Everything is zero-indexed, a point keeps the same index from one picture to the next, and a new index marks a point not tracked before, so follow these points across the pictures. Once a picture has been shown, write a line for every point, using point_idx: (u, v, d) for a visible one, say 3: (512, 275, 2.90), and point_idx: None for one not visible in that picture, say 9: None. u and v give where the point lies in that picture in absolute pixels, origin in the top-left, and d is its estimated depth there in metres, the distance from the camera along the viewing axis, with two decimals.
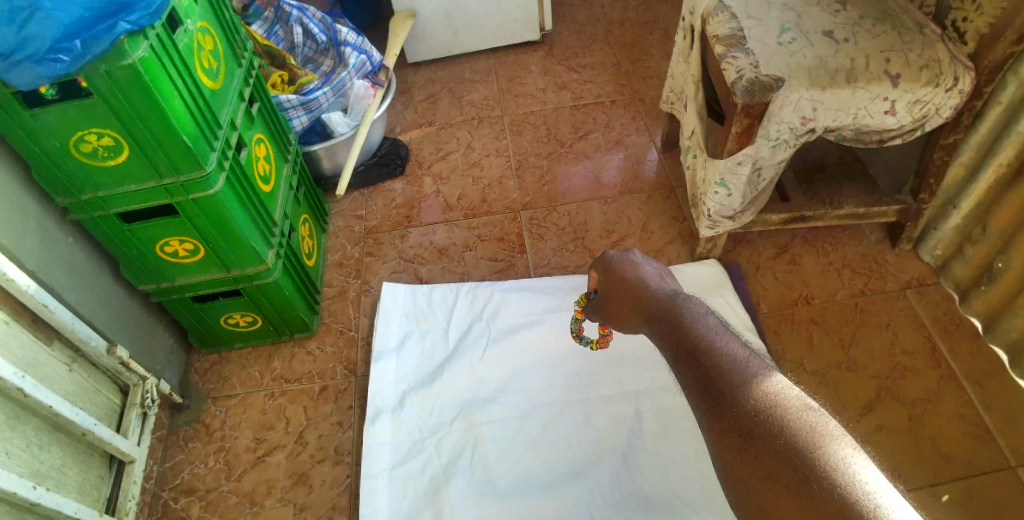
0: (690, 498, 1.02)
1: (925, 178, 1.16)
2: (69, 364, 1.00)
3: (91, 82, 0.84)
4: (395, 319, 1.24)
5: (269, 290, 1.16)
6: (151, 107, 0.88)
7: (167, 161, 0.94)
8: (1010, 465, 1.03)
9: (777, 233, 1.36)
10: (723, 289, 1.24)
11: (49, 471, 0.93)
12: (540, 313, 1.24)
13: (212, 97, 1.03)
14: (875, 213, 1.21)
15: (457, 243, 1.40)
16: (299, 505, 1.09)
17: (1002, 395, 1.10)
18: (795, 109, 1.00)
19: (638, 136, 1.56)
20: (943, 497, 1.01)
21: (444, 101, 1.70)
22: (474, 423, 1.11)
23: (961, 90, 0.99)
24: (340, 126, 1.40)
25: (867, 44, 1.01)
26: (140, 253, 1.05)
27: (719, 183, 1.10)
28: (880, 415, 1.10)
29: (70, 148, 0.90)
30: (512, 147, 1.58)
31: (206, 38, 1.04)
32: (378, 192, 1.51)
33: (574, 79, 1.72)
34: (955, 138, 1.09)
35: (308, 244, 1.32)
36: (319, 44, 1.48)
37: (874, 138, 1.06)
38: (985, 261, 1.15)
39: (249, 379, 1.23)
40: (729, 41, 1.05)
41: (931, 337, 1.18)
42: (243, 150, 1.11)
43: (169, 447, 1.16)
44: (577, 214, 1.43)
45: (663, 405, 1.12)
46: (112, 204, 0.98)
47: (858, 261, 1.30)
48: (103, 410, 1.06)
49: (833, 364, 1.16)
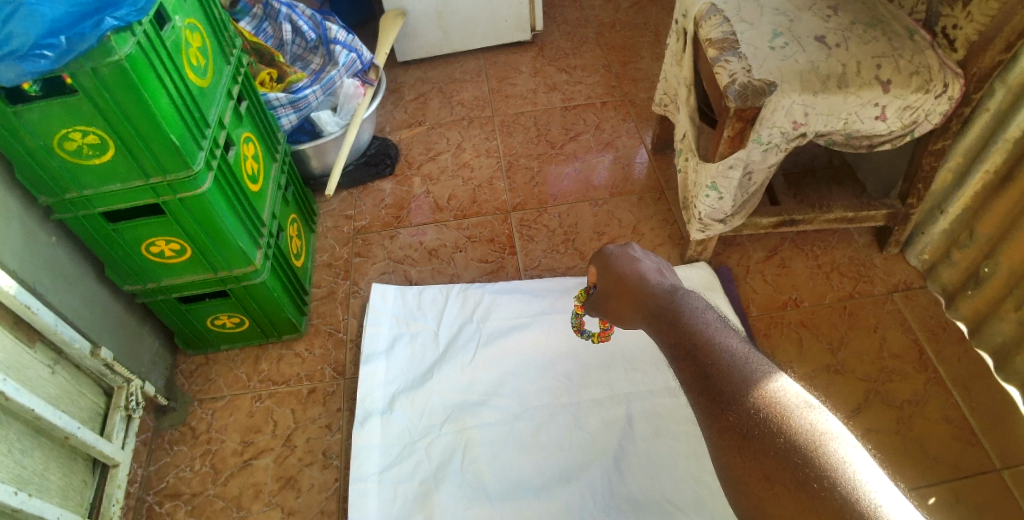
0: (680, 500, 1.02)
1: (914, 183, 1.17)
2: (53, 366, 0.99)
3: (76, 80, 0.82)
4: (384, 321, 1.23)
5: (256, 292, 1.15)
6: (138, 104, 0.87)
7: (154, 160, 0.92)
8: (996, 467, 1.04)
9: (766, 237, 1.37)
10: (713, 292, 1.24)
11: (32, 475, 0.91)
12: (531, 314, 1.24)
13: (200, 95, 1.02)
14: (863, 217, 1.22)
15: (447, 244, 1.39)
16: (287, 509, 1.08)
17: (988, 398, 1.11)
18: (787, 114, 1.00)
19: (628, 138, 1.56)
20: (930, 500, 1.02)
21: (434, 101, 1.69)
22: (465, 426, 1.11)
23: (951, 96, 1.00)
24: (330, 125, 1.39)
25: (858, 49, 1.02)
26: (125, 253, 1.03)
27: (710, 187, 1.10)
28: (869, 418, 1.11)
29: (54, 146, 0.88)
30: (502, 147, 1.57)
31: (194, 36, 1.03)
32: (367, 192, 1.50)
33: (564, 81, 1.71)
34: (944, 144, 1.10)
35: (297, 245, 1.31)
36: (308, 43, 1.46)
37: (863, 144, 1.07)
38: (973, 265, 1.16)
39: (236, 381, 1.22)
40: (722, 45, 1.05)
41: (918, 340, 1.19)
42: (231, 149, 1.10)
43: (154, 450, 1.15)
44: (567, 215, 1.42)
45: (653, 407, 1.12)
46: (97, 203, 0.96)
47: (846, 264, 1.31)
48: (86, 413, 1.04)
49: (822, 367, 1.17)
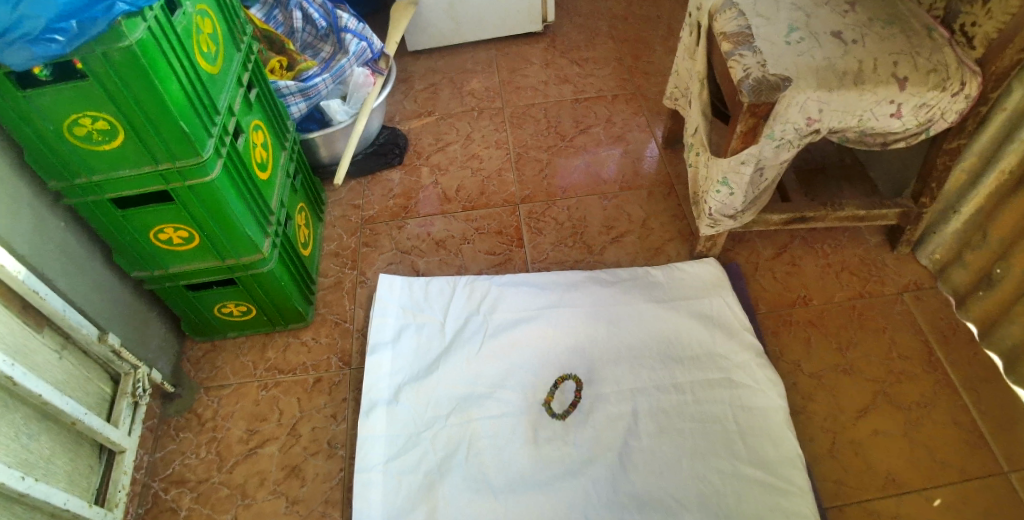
0: (685, 498, 1.02)
1: (927, 182, 1.15)
2: (60, 351, 0.99)
3: (86, 64, 0.82)
4: (391, 312, 1.23)
5: (264, 280, 1.15)
6: (147, 90, 0.86)
7: (164, 147, 0.92)
8: (1003, 471, 1.03)
9: (776, 234, 1.35)
10: (721, 289, 1.23)
11: (38, 460, 0.91)
12: (538, 307, 1.23)
13: (210, 82, 1.01)
14: (875, 216, 1.21)
15: (454, 236, 1.39)
16: (291, 498, 1.08)
17: (997, 401, 1.10)
18: (801, 110, 0.99)
19: (639, 131, 1.55)
20: (936, 502, 1.02)
21: (444, 91, 1.68)
22: (470, 418, 1.11)
23: (968, 94, 0.99)
24: (339, 114, 1.39)
25: (875, 46, 1.01)
26: (134, 239, 1.03)
27: (721, 182, 1.09)
28: (876, 418, 1.10)
29: (64, 132, 0.88)
30: (511, 139, 1.56)
31: (205, 22, 1.02)
32: (376, 182, 1.49)
33: (576, 73, 1.70)
34: (959, 143, 1.09)
35: (304, 234, 1.31)
36: (319, 31, 1.45)
37: (876, 142, 1.06)
38: (984, 267, 1.15)
39: (242, 369, 1.22)
40: (737, 39, 1.03)
41: (927, 341, 1.18)
42: (240, 137, 1.09)
43: (160, 437, 1.15)
44: (576, 209, 1.42)
45: (660, 404, 1.11)
46: (106, 189, 0.96)
47: (856, 263, 1.30)
48: (93, 399, 1.04)
49: (830, 366, 1.16)
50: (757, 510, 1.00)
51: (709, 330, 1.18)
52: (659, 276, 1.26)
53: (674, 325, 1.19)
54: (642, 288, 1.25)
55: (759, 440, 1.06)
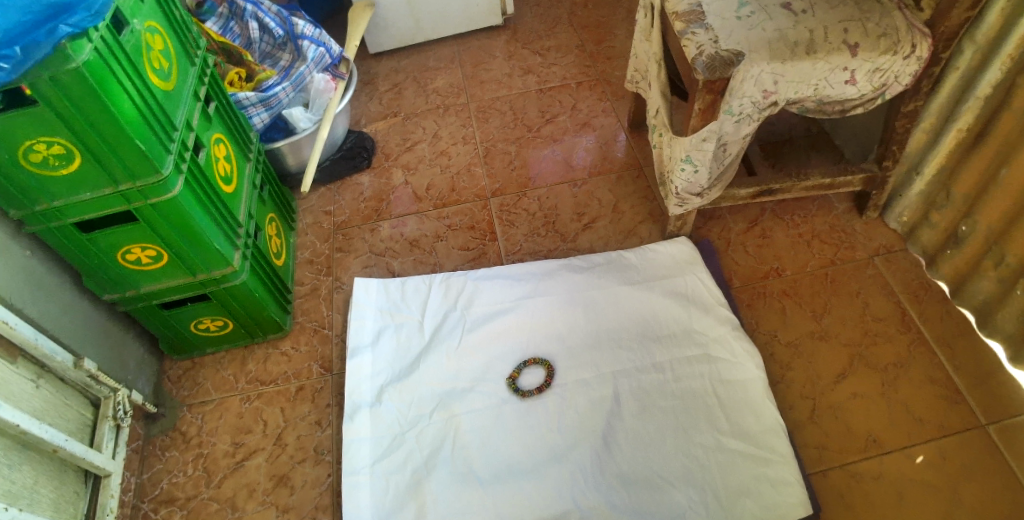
0: (670, 473, 1.03)
1: (889, 145, 1.16)
2: (36, 380, 0.98)
3: (35, 89, 0.81)
4: (369, 314, 1.23)
5: (237, 293, 1.15)
6: (101, 110, 0.86)
7: (123, 167, 0.92)
8: (980, 424, 1.05)
9: (746, 208, 1.36)
10: (694, 267, 1.24)
11: (22, 490, 0.91)
12: (514, 299, 1.23)
13: (166, 98, 1.01)
14: (840, 183, 1.22)
15: (428, 234, 1.39)
16: (281, 506, 1.08)
17: (972, 355, 1.12)
18: (756, 83, 0.99)
19: (605, 117, 1.56)
20: (917, 459, 1.03)
21: (408, 90, 1.68)
22: (453, 413, 1.11)
23: (920, 56, 0.99)
24: (302, 122, 1.38)
25: (825, 14, 1.01)
26: (101, 261, 1.02)
27: (685, 160, 1.09)
28: (853, 382, 1.12)
29: (19, 159, 0.87)
30: (478, 134, 1.56)
31: (155, 38, 1.01)
32: (346, 186, 1.49)
33: (539, 63, 1.70)
34: (916, 105, 1.09)
35: (276, 243, 1.30)
36: (277, 39, 1.44)
37: (835, 109, 1.06)
38: (951, 226, 1.16)
39: (224, 384, 1.22)
40: (688, 17, 1.04)
41: (901, 303, 1.19)
42: (201, 152, 1.09)
43: (146, 457, 1.15)
44: (547, 198, 1.42)
45: (640, 384, 1.12)
46: (68, 213, 0.95)
47: (827, 231, 1.31)
48: (74, 425, 1.04)
49: (806, 333, 1.18)
50: (742, 481, 1.01)
51: (685, 308, 1.19)
52: (632, 259, 1.27)
53: (650, 306, 1.20)
54: (615, 272, 1.25)
55: (740, 412, 1.07)
